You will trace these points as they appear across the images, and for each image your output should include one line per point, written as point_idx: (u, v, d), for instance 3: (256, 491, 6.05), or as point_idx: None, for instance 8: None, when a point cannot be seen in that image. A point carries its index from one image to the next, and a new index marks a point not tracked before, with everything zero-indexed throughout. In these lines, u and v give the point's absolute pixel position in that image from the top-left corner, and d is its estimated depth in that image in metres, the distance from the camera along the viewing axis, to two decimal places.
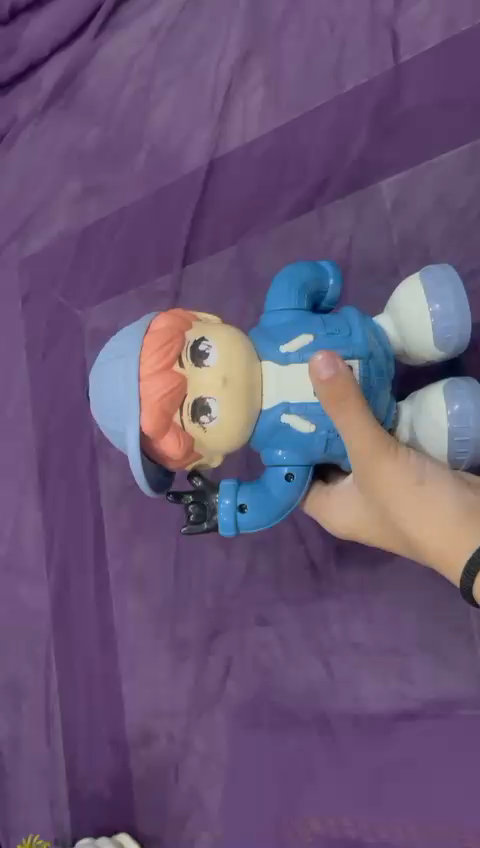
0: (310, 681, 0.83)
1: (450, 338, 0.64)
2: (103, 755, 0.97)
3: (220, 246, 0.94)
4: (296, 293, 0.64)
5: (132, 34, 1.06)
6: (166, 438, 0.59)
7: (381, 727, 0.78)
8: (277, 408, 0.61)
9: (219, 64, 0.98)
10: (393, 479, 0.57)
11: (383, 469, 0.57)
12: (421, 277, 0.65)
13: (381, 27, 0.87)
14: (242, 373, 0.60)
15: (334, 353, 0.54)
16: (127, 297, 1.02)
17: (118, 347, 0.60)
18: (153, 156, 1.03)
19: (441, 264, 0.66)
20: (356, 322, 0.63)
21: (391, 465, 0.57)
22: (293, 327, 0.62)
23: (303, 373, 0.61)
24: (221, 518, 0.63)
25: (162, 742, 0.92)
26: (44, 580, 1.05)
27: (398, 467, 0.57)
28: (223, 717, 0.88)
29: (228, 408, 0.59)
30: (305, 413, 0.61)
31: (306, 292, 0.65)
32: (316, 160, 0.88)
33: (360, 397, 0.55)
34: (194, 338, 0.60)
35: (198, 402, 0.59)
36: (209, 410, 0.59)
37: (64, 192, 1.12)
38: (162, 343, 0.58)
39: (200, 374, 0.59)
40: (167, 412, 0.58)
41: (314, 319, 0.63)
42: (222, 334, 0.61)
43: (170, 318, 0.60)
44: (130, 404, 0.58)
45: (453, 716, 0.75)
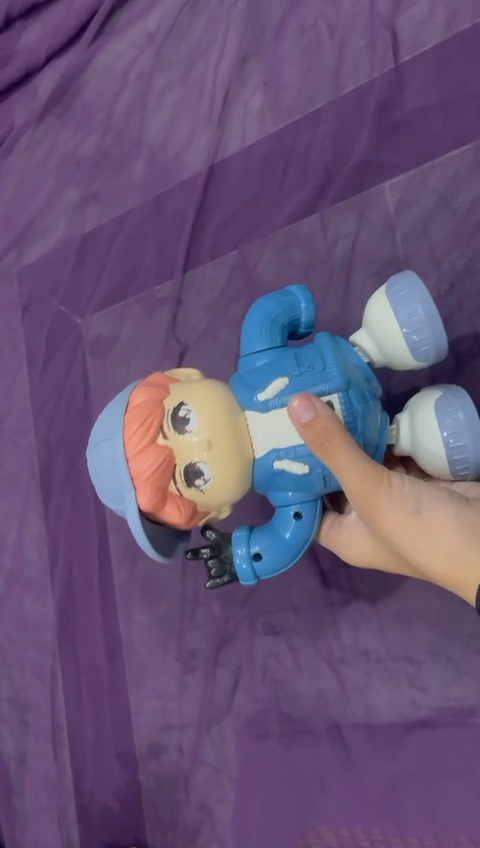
0: (320, 691, 0.82)
1: (427, 347, 0.62)
2: (110, 769, 0.95)
3: (222, 251, 0.93)
4: (267, 332, 0.63)
5: (128, 40, 1.06)
6: (168, 508, 0.59)
7: (393, 737, 0.77)
8: (268, 455, 0.61)
9: (217, 68, 0.97)
10: (391, 512, 0.57)
11: (381, 503, 0.57)
12: (387, 293, 0.63)
13: (381, 26, 0.85)
14: (227, 429, 0.59)
15: (311, 396, 0.54)
16: (128, 305, 1.01)
17: (102, 430, 0.61)
18: (152, 162, 1.02)
19: (406, 276, 0.64)
20: (331, 353, 0.62)
21: (388, 498, 0.57)
22: (267, 372, 0.62)
23: (284, 417, 0.60)
24: (240, 568, 0.62)
25: (171, 755, 0.91)
26: (48, 592, 1.04)
27: (394, 500, 0.57)
28: (232, 728, 0.87)
29: (220, 465, 0.59)
30: (295, 456, 0.60)
31: (277, 328, 0.64)
32: (317, 163, 0.87)
33: (347, 438, 0.55)
34: (173, 406, 0.60)
35: (189, 468, 0.59)
36: (202, 472, 0.59)
37: (62, 200, 1.11)
38: (142, 421, 0.58)
39: (185, 438, 0.59)
40: (160, 485, 0.58)
41: (288, 357, 0.62)
42: (200, 392, 0.61)
43: (146, 392, 0.60)
44: (124, 485, 0.59)
45: (467, 725, 0.74)
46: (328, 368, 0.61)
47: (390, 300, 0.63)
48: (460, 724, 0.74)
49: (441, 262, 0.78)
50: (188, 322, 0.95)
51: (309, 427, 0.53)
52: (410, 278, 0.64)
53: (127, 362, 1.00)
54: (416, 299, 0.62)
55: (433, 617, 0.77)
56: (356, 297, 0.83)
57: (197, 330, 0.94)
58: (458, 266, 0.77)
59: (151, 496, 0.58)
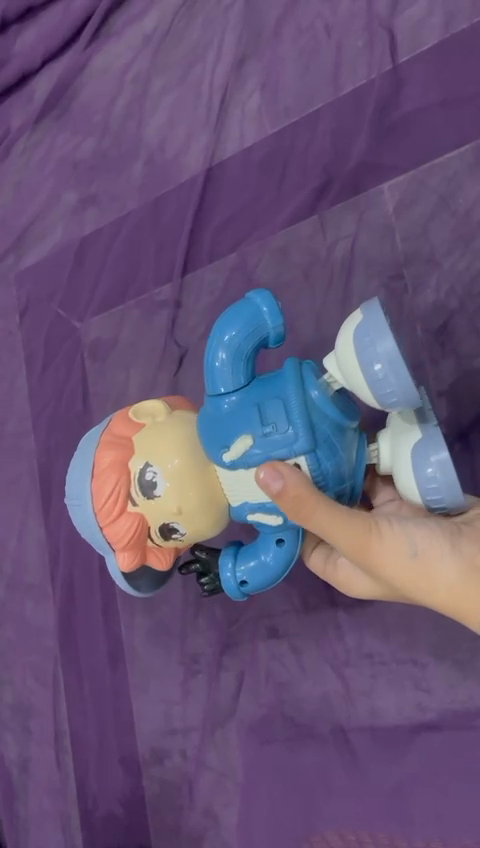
0: (325, 694, 0.81)
1: (395, 396, 0.52)
2: (114, 775, 0.95)
3: (221, 253, 0.93)
4: (229, 373, 0.56)
5: (125, 43, 1.05)
6: (150, 556, 0.64)
7: (399, 739, 0.77)
8: (243, 505, 0.60)
9: (214, 70, 0.97)
10: (384, 556, 0.57)
11: (374, 552, 0.57)
12: (355, 336, 0.52)
13: (379, 26, 0.85)
14: (196, 487, 0.59)
15: (276, 465, 0.54)
16: (127, 308, 1.01)
17: (75, 486, 0.64)
18: (150, 165, 1.02)
19: (378, 311, 0.52)
20: (294, 401, 0.55)
21: (380, 545, 0.57)
22: (231, 425, 0.56)
23: (251, 473, 0.57)
24: (226, 588, 0.62)
25: (175, 760, 0.90)
26: (49, 598, 1.04)
27: (387, 546, 0.57)
28: (236, 732, 0.86)
29: (193, 522, 0.61)
30: (267, 509, 0.58)
31: (241, 363, 0.56)
32: (316, 164, 0.87)
33: (323, 498, 0.54)
34: (139, 468, 0.61)
35: (164, 526, 0.62)
36: (177, 529, 0.62)
37: (60, 203, 1.10)
38: (109, 492, 0.61)
39: (154, 503, 0.60)
40: (138, 545, 0.62)
41: (251, 407, 0.56)
42: (163, 448, 0.60)
43: (111, 457, 0.61)
44: (105, 545, 0.63)
45: (472, 727, 0.73)
46: (293, 422, 0.55)
47: (354, 339, 0.52)
48: (466, 726, 0.74)
49: (441, 263, 0.78)
50: (188, 325, 0.94)
51: (281, 496, 0.54)
52: (378, 310, 0.52)
53: (127, 365, 0.99)
54: (381, 342, 0.51)
55: (438, 619, 0.77)
56: (357, 298, 0.82)
57: (197, 332, 0.93)
58: (459, 266, 0.77)
59: (130, 557, 0.63)
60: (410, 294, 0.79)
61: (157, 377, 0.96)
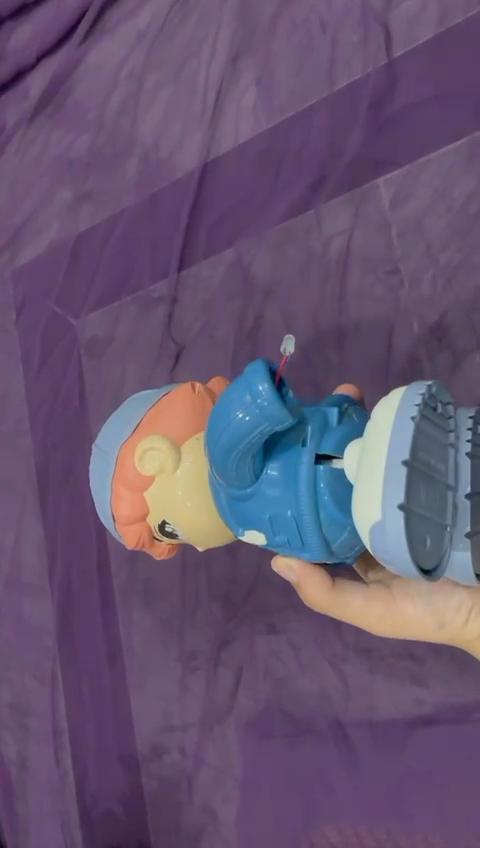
0: (323, 689, 0.81)
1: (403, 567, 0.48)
2: (113, 773, 0.95)
3: (217, 249, 0.93)
4: (235, 475, 0.51)
5: (120, 39, 1.05)
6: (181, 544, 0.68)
7: (397, 734, 0.76)
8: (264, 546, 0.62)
9: (208, 66, 0.97)
10: (413, 628, 0.64)
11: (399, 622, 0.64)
12: (365, 522, 0.45)
13: (373, 21, 0.85)
14: (218, 538, 0.61)
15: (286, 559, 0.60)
16: (123, 304, 1.01)
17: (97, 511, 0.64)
18: (145, 161, 1.02)
19: (392, 515, 0.43)
20: (308, 514, 0.52)
21: (404, 615, 0.63)
22: (245, 517, 0.54)
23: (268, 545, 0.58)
24: None
25: (174, 757, 0.90)
26: (48, 596, 1.04)
27: (411, 616, 0.63)
28: (234, 729, 0.86)
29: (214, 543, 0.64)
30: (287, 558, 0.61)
31: (247, 465, 0.50)
32: (311, 160, 0.87)
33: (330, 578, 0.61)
34: (159, 523, 0.61)
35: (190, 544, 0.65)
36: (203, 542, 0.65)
37: (55, 200, 1.10)
38: (134, 543, 0.62)
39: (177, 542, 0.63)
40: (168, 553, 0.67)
41: (261, 509, 0.53)
42: (179, 513, 0.59)
43: (129, 513, 0.60)
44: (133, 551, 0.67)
45: (471, 721, 0.73)
46: (301, 524, 0.52)
47: (368, 528, 0.45)
48: (464, 720, 0.74)
49: (437, 257, 0.78)
50: (184, 322, 0.94)
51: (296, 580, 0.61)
52: (399, 509, 0.43)
53: (123, 362, 0.99)
54: (393, 548, 0.44)
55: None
56: (353, 293, 0.82)
57: (194, 329, 0.93)
58: (454, 261, 0.77)
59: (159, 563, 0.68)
60: (407, 289, 0.79)
61: (153, 374, 0.96)
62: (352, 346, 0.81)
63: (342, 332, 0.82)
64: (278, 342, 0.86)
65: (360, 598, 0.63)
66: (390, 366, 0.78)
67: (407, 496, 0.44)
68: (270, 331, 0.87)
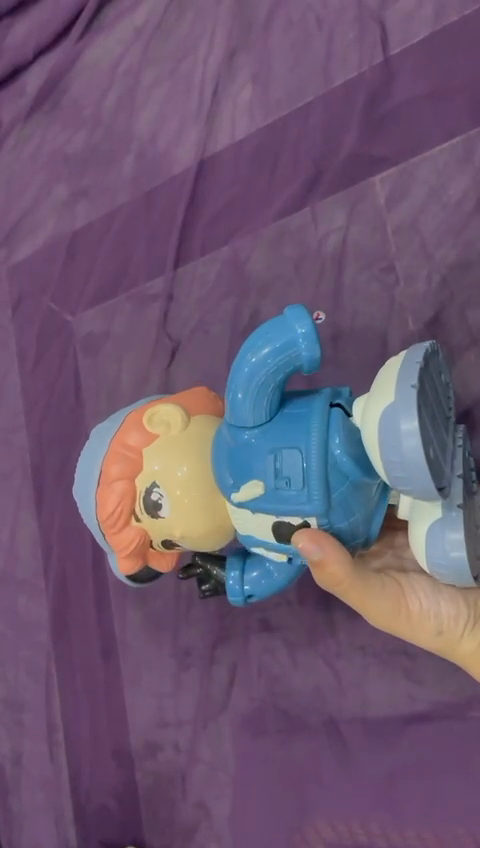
0: (317, 686, 0.81)
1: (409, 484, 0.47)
2: (107, 769, 0.95)
3: (212, 246, 0.93)
4: (254, 402, 0.53)
5: (116, 36, 1.05)
6: (153, 556, 0.63)
7: (390, 730, 0.77)
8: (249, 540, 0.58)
9: (205, 63, 0.97)
10: (411, 632, 0.60)
11: (402, 623, 0.59)
12: (377, 411, 0.47)
13: (369, 19, 0.85)
14: (205, 518, 0.58)
15: (318, 535, 0.53)
16: (118, 301, 1.01)
17: (82, 486, 0.62)
18: (141, 158, 1.02)
19: (403, 397, 0.45)
20: (314, 460, 0.51)
21: (409, 618, 0.59)
22: (246, 464, 0.54)
23: (257, 520, 0.56)
24: (231, 587, 0.61)
25: (168, 753, 0.90)
26: (42, 592, 1.04)
27: (417, 617, 0.59)
28: (228, 725, 0.86)
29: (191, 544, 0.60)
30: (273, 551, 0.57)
31: (264, 399, 0.53)
32: (307, 157, 0.87)
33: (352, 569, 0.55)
34: (145, 486, 0.58)
35: (169, 541, 0.60)
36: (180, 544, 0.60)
37: (51, 196, 1.10)
38: (112, 505, 0.59)
39: (157, 523, 0.59)
40: (138, 553, 0.61)
41: (266, 448, 0.53)
42: (172, 471, 0.58)
43: (118, 474, 0.59)
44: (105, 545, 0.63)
45: (464, 717, 0.74)
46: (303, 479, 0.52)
47: (379, 414, 0.47)
48: (457, 716, 0.74)
49: (432, 255, 0.78)
50: (179, 319, 0.94)
51: (320, 563, 0.53)
52: (412, 390, 0.45)
53: (119, 359, 0.99)
54: (406, 430, 0.45)
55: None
56: (348, 290, 0.82)
57: (188, 326, 0.93)
58: (449, 258, 0.77)
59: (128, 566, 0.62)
60: (402, 287, 0.79)
61: (149, 371, 0.96)
62: (347, 344, 0.81)
63: (337, 330, 0.82)
64: None
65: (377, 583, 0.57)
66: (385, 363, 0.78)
67: (420, 386, 0.46)
68: None
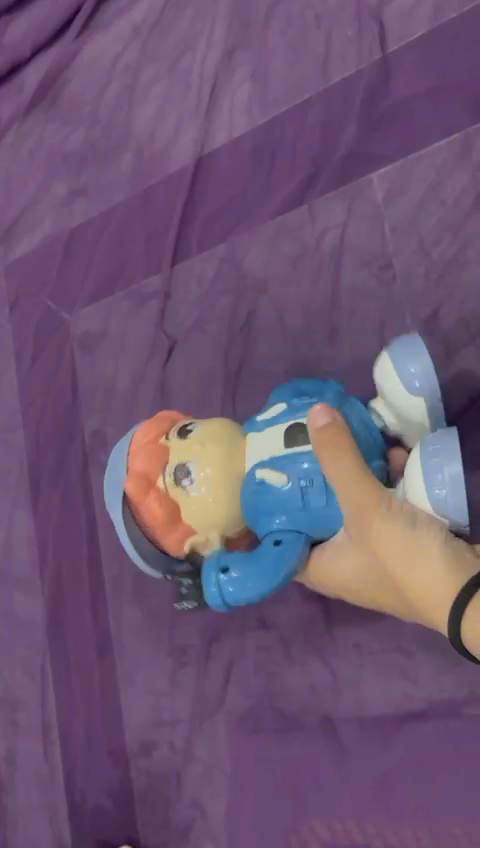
0: (313, 684, 0.81)
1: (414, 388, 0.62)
2: (102, 768, 0.94)
3: (210, 244, 0.93)
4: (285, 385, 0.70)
5: (115, 34, 1.05)
6: (151, 499, 0.68)
7: (386, 728, 0.76)
8: (252, 469, 0.65)
9: (203, 61, 0.97)
10: (377, 535, 0.56)
11: (373, 518, 0.56)
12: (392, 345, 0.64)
13: (368, 17, 0.85)
14: (222, 447, 0.66)
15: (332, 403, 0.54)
16: (116, 298, 1.00)
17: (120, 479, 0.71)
18: (139, 156, 1.01)
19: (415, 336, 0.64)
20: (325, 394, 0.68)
21: (382, 517, 0.55)
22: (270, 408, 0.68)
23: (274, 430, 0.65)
24: (211, 592, 0.63)
25: (163, 752, 0.90)
26: (38, 591, 1.03)
27: (388, 516, 0.55)
28: (224, 723, 0.86)
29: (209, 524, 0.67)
30: (276, 465, 0.63)
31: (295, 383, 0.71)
32: (305, 155, 0.87)
33: (354, 449, 0.55)
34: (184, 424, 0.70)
35: (180, 466, 0.67)
36: (189, 473, 0.66)
37: (49, 194, 1.10)
38: (155, 424, 0.71)
39: (183, 442, 0.68)
40: (150, 472, 0.68)
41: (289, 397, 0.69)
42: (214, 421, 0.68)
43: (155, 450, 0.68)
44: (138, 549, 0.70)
45: (460, 715, 0.73)
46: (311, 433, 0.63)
47: (395, 344, 0.64)
48: (453, 714, 0.74)
49: (430, 252, 0.78)
50: (176, 316, 0.94)
51: (322, 430, 0.53)
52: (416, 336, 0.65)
53: (116, 357, 0.99)
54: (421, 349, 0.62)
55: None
56: (346, 288, 0.82)
57: (185, 323, 0.93)
58: (447, 255, 0.77)
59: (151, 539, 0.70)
60: (399, 284, 0.79)
61: (146, 369, 0.96)
62: (345, 341, 0.81)
63: (335, 327, 0.82)
64: (271, 337, 0.86)
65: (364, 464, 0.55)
66: None
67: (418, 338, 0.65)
68: (262, 326, 0.87)
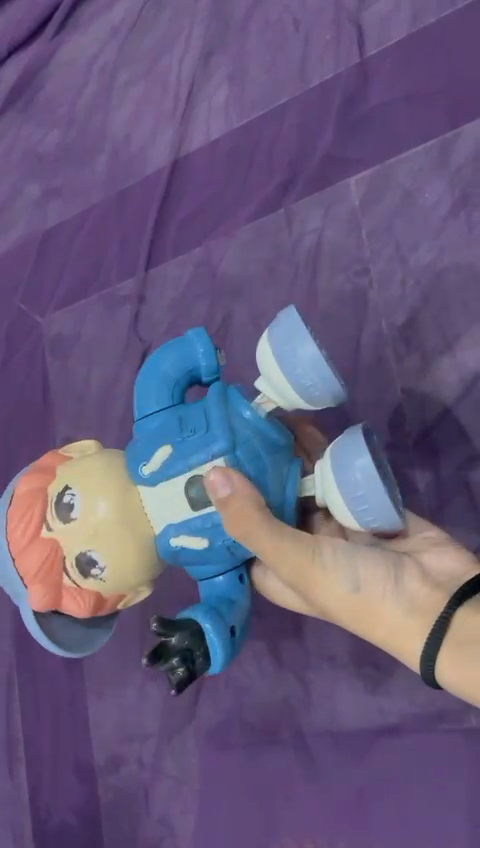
0: (286, 697, 0.79)
1: (317, 390, 0.59)
2: (68, 784, 0.92)
3: (185, 247, 0.91)
4: (157, 395, 0.60)
5: (93, 34, 1.04)
6: (25, 543, 0.59)
7: (359, 744, 0.74)
8: (165, 533, 0.58)
9: (181, 62, 0.95)
10: (328, 600, 0.59)
11: (311, 578, 0.58)
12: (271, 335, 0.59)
13: (347, 20, 0.85)
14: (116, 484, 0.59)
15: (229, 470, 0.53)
16: (89, 301, 0.98)
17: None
18: (115, 158, 1.00)
19: (283, 326, 0.59)
20: (215, 412, 0.58)
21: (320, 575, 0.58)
22: (153, 435, 0.59)
23: (171, 486, 0.58)
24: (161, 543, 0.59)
25: (131, 767, 0.87)
26: (5, 600, 1.01)
27: (327, 573, 0.58)
28: (194, 737, 0.84)
29: (107, 547, 0.58)
30: (191, 531, 0.58)
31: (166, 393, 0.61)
32: (282, 159, 0.86)
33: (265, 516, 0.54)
34: (58, 475, 0.60)
35: (63, 504, 0.59)
36: (75, 507, 0.58)
37: (23, 195, 1.08)
38: (35, 466, 0.62)
39: (66, 487, 0.59)
40: (29, 509, 0.59)
41: (169, 418, 0.59)
42: (93, 474, 0.59)
43: (30, 480, 0.60)
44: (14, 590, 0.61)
45: (434, 731, 0.71)
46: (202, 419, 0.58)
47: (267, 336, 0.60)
48: (427, 730, 0.72)
49: (407, 258, 0.76)
50: (150, 321, 0.92)
51: (229, 502, 0.53)
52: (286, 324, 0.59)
53: (88, 361, 0.97)
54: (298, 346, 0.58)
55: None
56: (322, 292, 0.81)
57: (159, 327, 0.91)
58: (424, 261, 0.76)
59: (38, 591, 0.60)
60: (376, 289, 0.78)
61: (118, 374, 0.94)
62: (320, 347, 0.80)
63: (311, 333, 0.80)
64: (246, 342, 0.85)
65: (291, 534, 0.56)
66: (358, 367, 0.77)
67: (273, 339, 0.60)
68: (237, 331, 0.85)
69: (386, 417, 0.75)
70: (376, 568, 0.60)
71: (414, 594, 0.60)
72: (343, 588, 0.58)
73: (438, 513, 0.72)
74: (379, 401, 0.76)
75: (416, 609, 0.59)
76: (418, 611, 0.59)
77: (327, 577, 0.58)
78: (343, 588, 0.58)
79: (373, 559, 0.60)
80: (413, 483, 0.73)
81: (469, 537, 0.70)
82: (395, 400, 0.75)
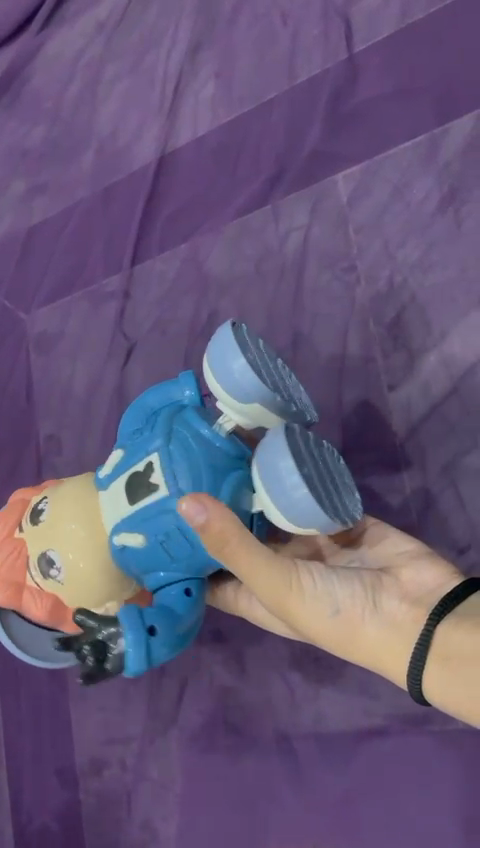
0: (270, 699, 0.77)
1: (253, 398, 0.54)
2: (49, 788, 0.91)
3: (171, 244, 0.90)
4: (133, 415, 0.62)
5: (79, 29, 1.03)
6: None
7: (344, 746, 0.73)
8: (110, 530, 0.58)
9: (168, 58, 0.95)
10: (307, 625, 0.57)
11: (291, 604, 0.56)
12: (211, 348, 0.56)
13: (335, 15, 0.84)
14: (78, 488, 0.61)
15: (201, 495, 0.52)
16: (73, 298, 0.97)
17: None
18: (102, 153, 0.99)
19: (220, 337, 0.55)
20: (164, 418, 0.58)
21: (299, 601, 0.56)
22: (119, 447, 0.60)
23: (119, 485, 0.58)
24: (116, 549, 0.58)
25: (114, 771, 0.86)
26: None
27: (306, 600, 0.56)
28: (177, 740, 0.82)
29: (66, 550, 0.59)
30: (130, 527, 0.56)
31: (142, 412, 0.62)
32: (269, 154, 0.85)
33: (246, 542, 0.53)
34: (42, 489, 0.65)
35: (35, 510, 0.62)
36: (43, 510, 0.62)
37: (7, 191, 1.07)
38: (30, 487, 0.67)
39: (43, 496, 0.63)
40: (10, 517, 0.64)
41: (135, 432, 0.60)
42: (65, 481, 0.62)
43: (23, 494, 0.66)
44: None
45: (421, 733, 0.70)
46: (150, 430, 0.58)
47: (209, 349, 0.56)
48: (414, 731, 0.71)
49: (395, 254, 0.76)
50: (135, 318, 0.91)
51: (205, 529, 0.52)
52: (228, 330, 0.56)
53: (72, 359, 0.96)
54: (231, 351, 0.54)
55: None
56: (309, 289, 0.80)
57: (145, 324, 0.90)
58: (412, 257, 0.75)
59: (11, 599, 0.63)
60: (363, 286, 0.77)
61: (102, 372, 0.92)
62: (306, 345, 0.79)
63: (297, 330, 0.79)
64: None
65: (266, 558, 0.54)
66: (345, 364, 0.76)
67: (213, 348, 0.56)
68: None
69: (373, 415, 0.74)
70: (354, 590, 0.58)
71: (394, 611, 0.58)
72: (323, 615, 0.57)
73: (425, 513, 0.71)
74: (366, 399, 0.75)
75: (398, 627, 0.57)
76: (400, 630, 0.57)
77: (304, 606, 0.56)
78: (322, 615, 0.57)
79: (350, 579, 0.59)
80: (401, 482, 0.72)
81: (457, 535, 0.69)
82: (382, 398, 0.74)
